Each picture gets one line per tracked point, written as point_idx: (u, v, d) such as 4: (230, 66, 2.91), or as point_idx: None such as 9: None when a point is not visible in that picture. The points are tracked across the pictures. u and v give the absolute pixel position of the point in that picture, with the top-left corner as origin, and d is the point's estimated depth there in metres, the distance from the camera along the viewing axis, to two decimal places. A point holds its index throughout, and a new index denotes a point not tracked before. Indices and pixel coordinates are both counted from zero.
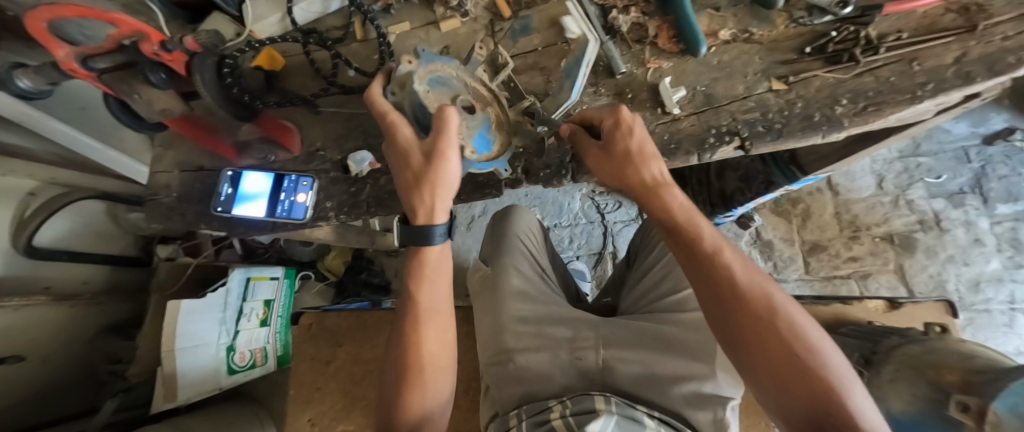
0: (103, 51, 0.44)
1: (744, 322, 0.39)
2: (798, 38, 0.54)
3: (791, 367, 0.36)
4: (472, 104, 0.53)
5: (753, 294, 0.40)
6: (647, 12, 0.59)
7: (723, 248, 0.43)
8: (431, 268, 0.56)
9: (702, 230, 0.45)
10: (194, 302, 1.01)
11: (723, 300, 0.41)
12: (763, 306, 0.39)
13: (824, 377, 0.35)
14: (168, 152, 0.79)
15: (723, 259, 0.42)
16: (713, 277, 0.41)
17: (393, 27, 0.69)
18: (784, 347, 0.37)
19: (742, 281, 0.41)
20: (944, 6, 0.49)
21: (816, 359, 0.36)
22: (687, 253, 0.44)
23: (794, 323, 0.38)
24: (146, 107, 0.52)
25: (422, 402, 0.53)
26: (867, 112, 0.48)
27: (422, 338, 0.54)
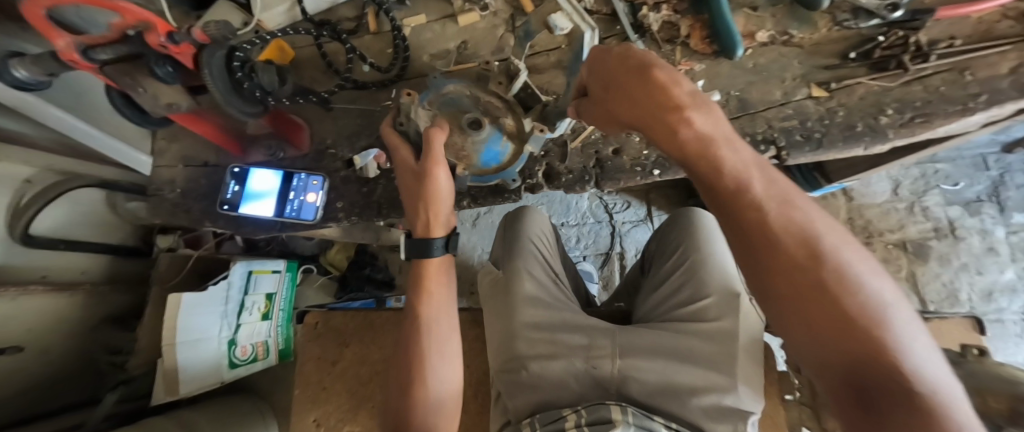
0: (106, 41, 0.41)
1: (776, 270, 0.31)
2: (843, 42, 0.51)
3: (835, 320, 0.29)
4: (480, 120, 0.50)
5: (792, 233, 0.31)
6: (678, 10, 0.55)
7: (757, 173, 0.34)
8: (432, 279, 0.56)
9: (732, 159, 0.34)
10: (195, 296, 0.99)
11: (754, 243, 0.32)
12: (806, 247, 0.31)
13: (877, 332, 0.28)
14: (172, 145, 0.76)
15: (757, 190, 0.33)
16: (738, 218, 0.33)
17: (408, 19, 0.65)
18: (827, 298, 0.30)
19: (780, 218, 0.32)
20: (1000, 13, 0.46)
21: (870, 311, 0.29)
22: (711, 185, 0.34)
23: (842, 266, 0.30)
24: (151, 102, 0.49)
25: (432, 415, 0.51)
26: (914, 123, 0.47)
27: (428, 349, 0.53)
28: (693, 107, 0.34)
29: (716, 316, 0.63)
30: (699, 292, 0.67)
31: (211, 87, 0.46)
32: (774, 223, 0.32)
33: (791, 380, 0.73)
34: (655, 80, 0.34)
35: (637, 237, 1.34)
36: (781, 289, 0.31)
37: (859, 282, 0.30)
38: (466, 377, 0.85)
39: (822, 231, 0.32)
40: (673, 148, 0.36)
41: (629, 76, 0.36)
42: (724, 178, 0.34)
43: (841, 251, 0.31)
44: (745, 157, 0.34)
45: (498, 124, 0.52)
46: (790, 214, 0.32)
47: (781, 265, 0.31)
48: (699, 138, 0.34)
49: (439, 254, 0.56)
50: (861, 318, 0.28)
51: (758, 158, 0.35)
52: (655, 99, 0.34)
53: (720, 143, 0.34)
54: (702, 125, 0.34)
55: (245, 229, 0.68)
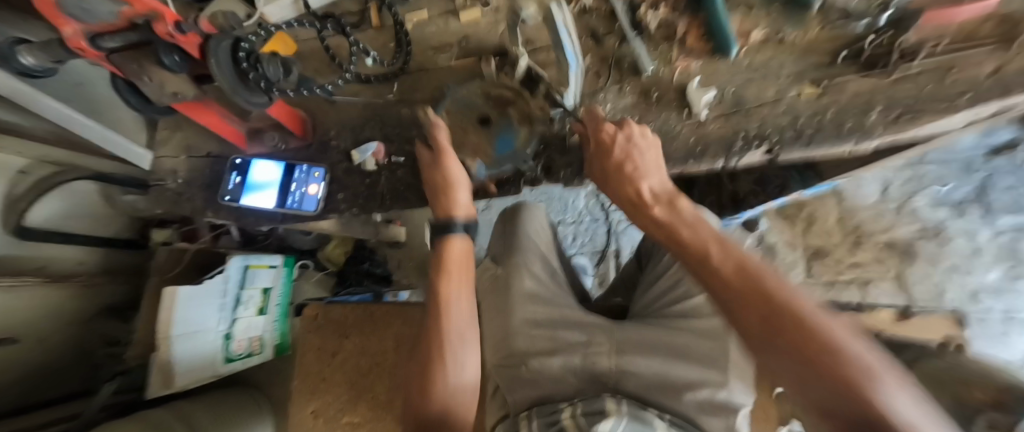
0: (115, 28, 0.42)
1: (742, 318, 0.33)
2: (834, 41, 0.53)
3: (802, 355, 0.29)
4: (489, 115, 0.60)
5: (744, 282, 0.35)
6: (677, 8, 0.57)
7: (711, 244, 0.40)
8: (452, 263, 0.55)
9: (699, 232, 0.41)
10: (190, 289, 0.99)
11: (718, 298, 0.36)
12: (758, 291, 0.33)
13: (839, 362, 0.27)
14: (175, 134, 0.77)
15: (710, 254, 0.39)
16: (702, 277, 0.38)
17: (409, 14, 0.66)
18: (786, 337, 0.30)
19: (732, 272, 0.36)
20: (987, 16, 0.47)
21: (828, 339, 0.29)
22: (681, 258, 0.41)
23: (799, 303, 0.31)
24: (156, 90, 0.50)
25: (458, 401, 0.49)
26: (902, 120, 0.48)
27: (451, 332, 0.52)
28: (656, 205, 0.46)
29: (711, 313, 0.65)
30: (695, 288, 0.68)
31: (217, 77, 0.47)
32: (727, 276, 0.36)
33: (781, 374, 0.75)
34: (630, 187, 0.48)
35: (634, 235, 1.36)
36: (750, 335, 0.33)
37: (817, 318, 0.30)
38: None
39: (773, 278, 0.34)
40: (653, 232, 0.45)
41: (611, 176, 0.51)
42: (685, 249, 0.41)
43: (795, 292, 0.33)
44: (701, 231, 0.41)
45: (508, 113, 0.60)
46: (739, 267, 0.36)
47: (739, 312, 0.34)
48: (661, 221, 0.45)
49: (460, 236, 0.56)
50: (819, 347, 0.28)
51: (713, 233, 0.41)
52: (631, 201, 0.48)
53: (678, 226, 0.43)
54: (660, 212, 0.45)
55: (246, 220, 0.69)
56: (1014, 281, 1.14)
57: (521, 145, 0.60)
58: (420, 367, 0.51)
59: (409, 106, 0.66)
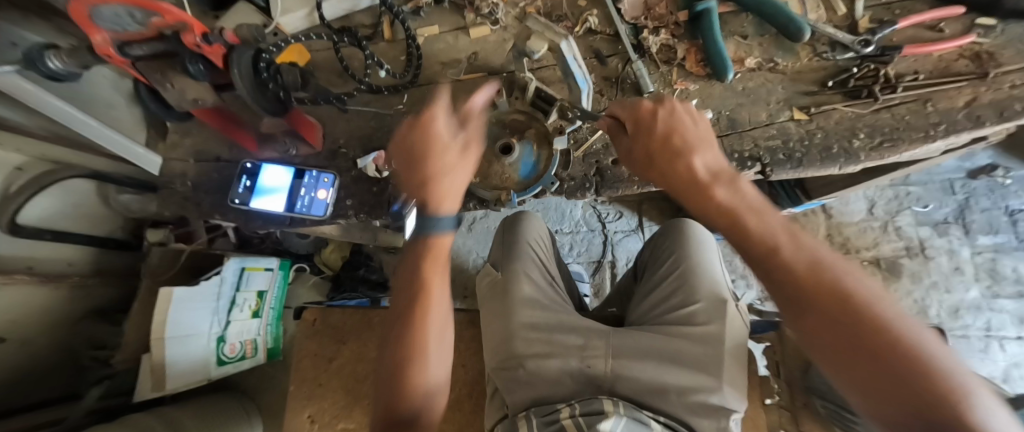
0: (144, 39, 0.44)
1: (823, 319, 0.34)
2: (822, 71, 0.56)
3: (888, 365, 0.30)
4: (509, 143, 0.60)
5: (826, 284, 0.35)
6: (677, 34, 0.61)
7: (780, 236, 0.39)
8: (435, 262, 0.52)
9: (768, 221, 0.40)
10: (186, 290, 0.97)
11: (791, 296, 0.36)
12: (840, 297, 0.34)
13: (934, 377, 0.28)
14: (184, 139, 0.78)
15: (786, 249, 0.38)
16: (776, 272, 0.37)
17: (422, 30, 0.69)
18: (869, 346, 0.31)
19: (811, 272, 0.36)
20: (958, 52, 0.52)
21: (917, 354, 0.30)
22: (748, 249, 0.40)
23: (880, 314, 0.32)
24: (177, 97, 0.52)
25: (424, 410, 0.49)
26: (883, 147, 0.51)
27: (421, 338, 0.50)
28: (718, 184, 0.44)
29: (706, 321, 0.68)
30: (690, 298, 0.71)
31: (238, 86, 0.48)
32: (805, 276, 0.36)
33: (771, 384, 0.77)
34: (684, 166, 0.45)
35: (629, 246, 1.38)
36: (827, 341, 0.33)
37: (898, 330, 0.31)
38: (463, 378, 0.87)
39: (851, 280, 0.35)
40: (712, 214, 0.43)
41: (658, 155, 0.47)
42: (753, 240, 0.40)
43: (875, 299, 0.33)
44: (771, 223, 0.40)
45: (526, 140, 0.61)
46: (816, 269, 0.36)
47: (818, 313, 0.34)
48: (724, 205, 0.42)
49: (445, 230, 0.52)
50: (912, 361, 0.29)
51: (784, 224, 0.40)
52: (688, 179, 0.45)
53: (741, 210, 0.42)
54: (725, 195, 0.43)
55: (253, 223, 0.71)
56: (992, 300, 1.19)
57: (542, 168, 0.61)
58: (386, 370, 0.50)
59: (417, 117, 0.68)
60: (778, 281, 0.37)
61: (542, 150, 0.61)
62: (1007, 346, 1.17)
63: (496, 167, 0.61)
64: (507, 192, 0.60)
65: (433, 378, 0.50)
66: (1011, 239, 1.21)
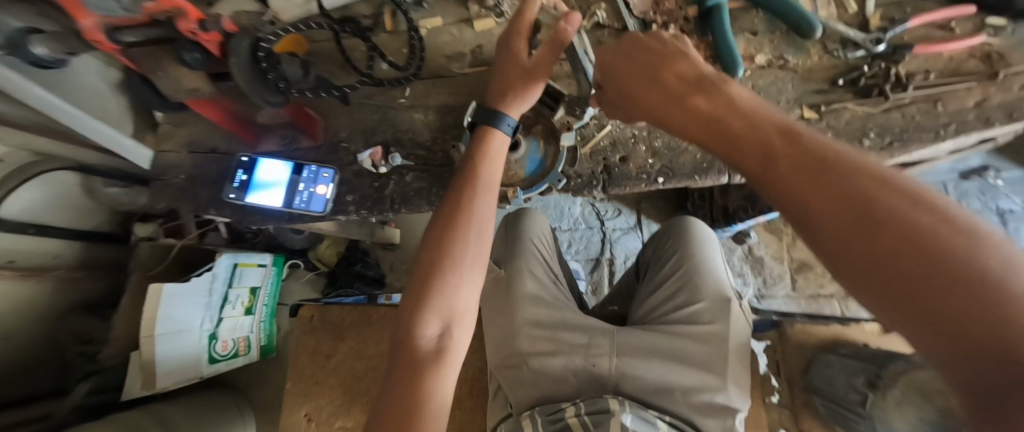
0: (135, 23, 0.42)
1: (824, 218, 0.28)
2: (832, 70, 0.55)
3: (907, 256, 0.23)
4: (518, 140, 0.60)
5: (825, 178, 0.29)
6: (686, 30, 0.59)
7: (770, 137, 0.33)
8: (473, 223, 0.54)
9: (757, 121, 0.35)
10: (177, 286, 0.95)
11: (786, 203, 0.30)
12: (843, 191, 0.27)
13: (968, 264, 0.21)
14: (178, 130, 0.76)
15: (778, 149, 0.32)
16: (768, 177, 0.32)
17: (424, 21, 0.67)
18: (882, 242, 0.25)
19: (806, 171, 0.30)
20: (968, 52, 0.52)
21: (944, 241, 0.23)
22: (738, 159, 0.35)
23: (901, 204, 0.25)
24: (172, 86, 0.50)
25: (443, 379, 0.46)
26: (893, 147, 0.51)
27: (450, 301, 0.50)
28: (700, 96, 0.39)
29: (710, 320, 0.68)
30: (694, 297, 0.71)
31: (237, 76, 0.47)
32: (799, 175, 0.30)
33: (772, 383, 0.77)
34: (670, 87, 0.41)
35: (628, 244, 1.38)
36: (833, 244, 0.27)
37: (923, 218, 0.24)
38: (463, 375, 0.86)
39: (862, 171, 0.28)
40: (695, 128, 0.38)
41: (647, 80, 0.43)
42: (740, 148, 0.34)
43: (897, 189, 0.26)
44: (762, 124, 0.34)
45: (533, 138, 0.62)
46: (814, 164, 0.30)
47: (819, 215, 0.28)
48: (709, 116, 0.37)
49: (503, 133, 0.57)
50: (938, 249, 0.22)
51: (781, 124, 0.34)
52: (666, 99, 0.41)
53: (727, 116, 0.36)
54: (710, 106, 0.38)
55: (250, 218, 0.69)
56: None
57: (549, 165, 0.62)
58: (399, 336, 0.49)
59: (422, 111, 0.67)
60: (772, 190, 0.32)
61: (549, 145, 0.62)
62: None
63: (506, 165, 0.62)
64: (514, 189, 0.62)
65: (455, 344, 0.49)
66: None
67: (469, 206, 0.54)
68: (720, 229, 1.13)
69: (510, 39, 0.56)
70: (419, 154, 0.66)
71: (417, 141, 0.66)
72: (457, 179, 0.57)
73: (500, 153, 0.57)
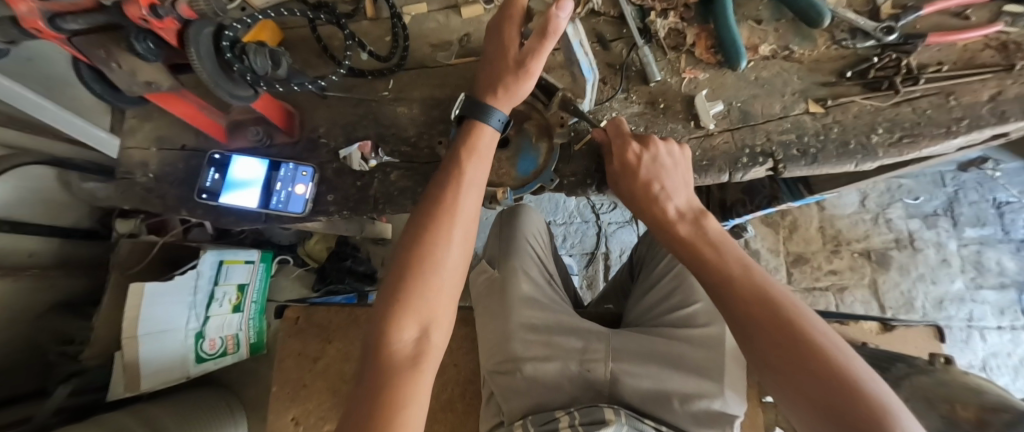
0: (79, 9, 0.37)
1: (742, 304, 0.36)
2: (840, 60, 0.52)
3: (791, 342, 0.32)
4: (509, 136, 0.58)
5: (749, 279, 0.38)
6: (686, 18, 0.56)
7: (719, 259, 0.41)
8: (453, 221, 0.50)
9: (710, 228, 0.45)
10: (160, 285, 0.90)
11: (718, 292, 0.39)
12: (770, 313, 0.34)
13: (855, 388, 0.28)
14: (145, 124, 0.71)
15: (735, 272, 0.39)
16: (710, 270, 0.41)
17: (407, 7, 0.63)
18: (802, 353, 0.31)
19: (740, 270, 0.39)
20: (984, 42, 0.49)
21: (811, 338, 0.32)
22: (704, 278, 0.41)
23: (813, 332, 0.32)
24: (126, 78, 0.45)
25: (419, 385, 0.43)
26: (902, 143, 0.49)
27: (427, 305, 0.47)
28: (682, 223, 0.46)
29: (706, 322, 0.66)
30: (689, 298, 0.69)
31: (198, 68, 0.43)
32: (749, 295, 0.36)
33: None
34: (658, 209, 0.48)
35: (623, 237, 1.35)
36: (763, 353, 0.33)
37: (829, 347, 0.31)
38: (454, 377, 0.84)
39: (791, 299, 0.36)
40: (676, 246, 0.45)
41: (641, 195, 0.49)
42: (703, 268, 0.42)
43: (812, 322, 0.33)
44: (727, 255, 0.41)
45: (525, 134, 0.59)
46: (759, 291, 0.36)
47: (748, 322, 0.35)
48: (681, 235, 0.45)
49: (492, 126, 0.53)
50: (826, 373, 0.29)
51: (740, 257, 0.41)
52: (655, 219, 0.48)
53: (702, 246, 0.43)
54: (686, 232, 0.45)
55: (225, 218, 0.66)
56: (975, 291, 1.16)
57: (541, 163, 0.59)
58: (374, 340, 0.45)
59: (406, 105, 0.63)
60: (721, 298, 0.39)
61: (542, 142, 0.59)
62: (988, 336, 1.14)
63: (496, 162, 0.59)
64: (503, 189, 0.58)
65: (433, 348, 0.46)
66: (997, 231, 1.18)
67: (450, 203, 0.51)
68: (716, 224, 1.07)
69: (501, 25, 0.53)
70: (404, 151, 0.62)
71: (402, 137, 0.62)
72: (440, 174, 0.54)
73: (488, 149, 0.53)
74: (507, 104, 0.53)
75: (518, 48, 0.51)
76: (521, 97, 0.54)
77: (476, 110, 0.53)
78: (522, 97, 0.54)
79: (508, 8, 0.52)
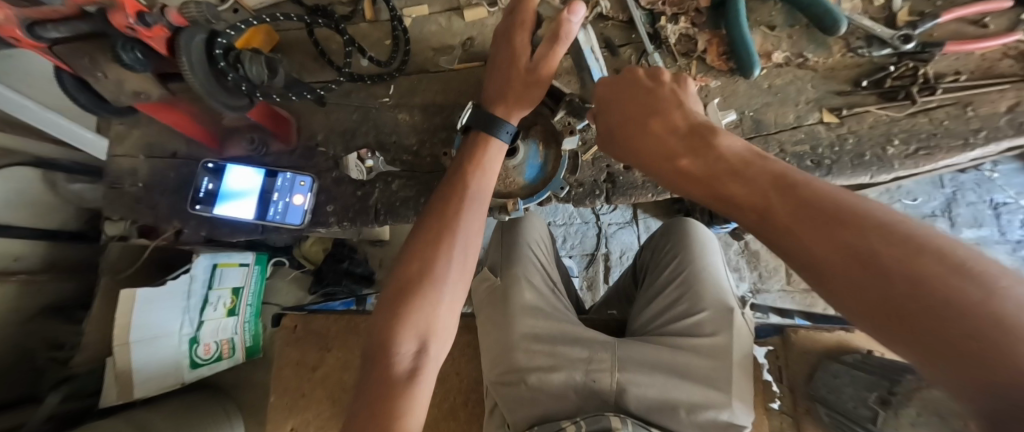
0: (61, 17, 0.35)
1: (797, 237, 0.27)
2: (855, 69, 0.51)
3: (880, 272, 0.22)
4: (515, 146, 0.55)
5: (793, 203, 0.28)
6: (697, 23, 0.53)
7: (740, 184, 0.32)
8: (455, 234, 0.49)
9: (725, 145, 0.35)
10: (152, 291, 0.87)
11: (766, 233, 0.30)
12: (837, 241, 0.25)
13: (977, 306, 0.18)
14: (134, 131, 0.68)
15: (766, 196, 0.30)
16: (736, 204, 0.32)
17: (408, 10, 0.61)
18: (901, 283, 0.21)
19: (782, 191, 0.30)
20: (1001, 51, 0.48)
21: (907, 258, 0.22)
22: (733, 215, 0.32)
23: (896, 244, 0.23)
24: (113, 88, 0.43)
25: (417, 401, 0.41)
26: (919, 155, 0.48)
27: (428, 317, 0.45)
28: (688, 149, 0.37)
29: (712, 331, 0.65)
30: (695, 307, 0.68)
31: (190, 78, 0.40)
32: (796, 224, 0.27)
33: (773, 388, 0.75)
34: (656, 139, 0.39)
35: (624, 238, 1.34)
36: (848, 295, 0.24)
37: (922, 254, 0.21)
38: (457, 386, 0.83)
39: (863, 210, 0.25)
40: (686, 186, 0.36)
41: (633, 137, 0.41)
42: (729, 201, 0.33)
43: (891, 229, 0.24)
44: (750, 175, 0.32)
45: (531, 142, 0.57)
46: (806, 214, 0.27)
47: (811, 263, 0.26)
48: (688, 167, 0.36)
49: (500, 135, 0.51)
50: (955, 301, 0.19)
51: (772, 171, 0.31)
52: (654, 152, 0.39)
53: (721, 176, 0.33)
54: (695, 163, 0.36)
55: (220, 229, 0.64)
56: None
57: (550, 170, 0.57)
58: (374, 351, 0.44)
59: (407, 112, 0.61)
60: (766, 236, 0.30)
61: (549, 149, 0.58)
62: None
63: (503, 171, 0.57)
64: (514, 200, 0.57)
65: (433, 363, 0.44)
66: (994, 232, 1.19)
67: (453, 218, 0.49)
68: (717, 225, 1.04)
69: (511, 30, 0.51)
70: (406, 159, 0.60)
71: (403, 145, 0.60)
72: (443, 185, 0.52)
73: (494, 162, 0.51)
74: (517, 115, 0.51)
75: (528, 56, 0.49)
76: (531, 107, 0.52)
77: (485, 120, 0.51)
78: (532, 107, 0.52)
79: (518, 14, 0.50)
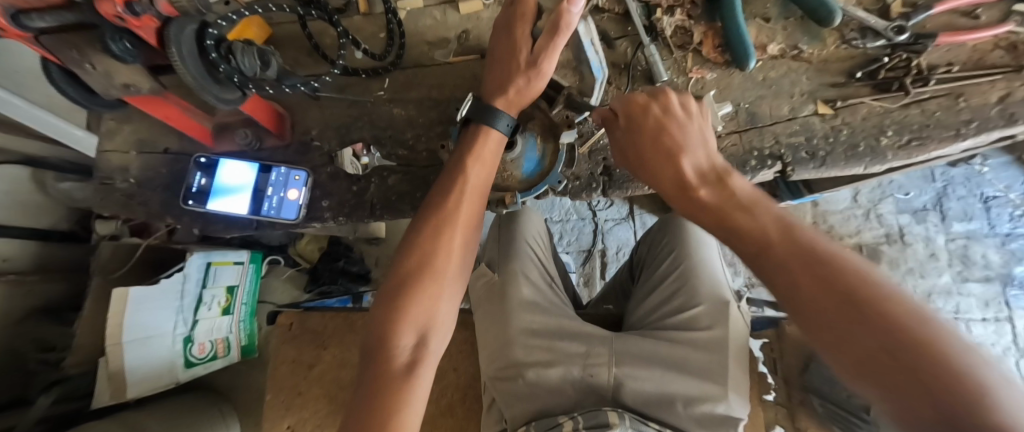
0: (46, 6, 0.34)
1: (800, 275, 0.32)
2: (849, 61, 0.51)
3: (856, 313, 0.28)
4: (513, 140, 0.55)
5: (795, 245, 0.34)
6: (693, 15, 0.54)
7: (749, 218, 0.37)
8: (455, 228, 0.49)
9: (739, 189, 0.40)
10: (145, 290, 0.86)
11: (768, 270, 0.34)
12: (835, 284, 0.30)
13: (931, 348, 0.24)
14: (124, 127, 0.67)
15: (777, 239, 0.35)
16: (746, 238, 0.36)
17: (402, 2, 0.60)
18: (876, 328, 0.27)
19: (785, 235, 0.35)
20: (993, 42, 0.48)
21: (882, 307, 0.27)
22: (736, 244, 0.37)
23: (914, 321, 0.26)
24: (102, 80, 0.42)
25: (417, 393, 0.41)
26: (911, 146, 0.49)
27: (428, 311, 0.45)
28: (706, 183, 0.42)
29: (710, 325, 0.65)
30: (692, 300, 0.68)
31: (181, 69, 0.40)
32: (798, 268, 0.32)
33: (769, 380, 0.75)
34: (675, 163, 0.43)
35: (620, 234, 1.35)
36: (832, 329, 0.29)
37: (891, 306, 0.27)
38: (455, 382, 0.83)
39: (851, 264, 0.31)
40: (699, 214, 0.41)
41: (652, 158, 0.45)
42: (739, 234, 0.37)
43: (866, 277, 0.30)
44: (757, 215, 0.37)
45: (530, 135, 0.57)
46: (829, 274, 0.30)
47: (804, 299, 0.31)
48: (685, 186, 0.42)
49: (499, 129, 0.51)
50: (915, 348, 0.25)
51: (776, 217, 0.37)
52: (675, 180, 0.43)
53: (734, 212, 0.38)
54: (713, 194, 0.40)
55: (214, 226, 0.63)
56: (962, 284, 1.19)
57: (547, 163, 0.56)
58: (371, 346, 0.44)
59: (402, 106, 0.60)
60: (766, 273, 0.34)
61: (547, 142, 0.57)
62: (974, 328, 1.17)
63: (501, 165, 0.57)
64: (511, 194, 0.57)
65: (432, 355, 0.44)
66: (983, 226, 1.20)
67: (452, 213, 0.49)
68: None
69: (511, 22, 0.50)
70: (401, 154, 0.60)
71: (399, 140, 0.60)
72: (441, 179, 0.52)
73: (493, 156, 0.51)
74: (517, 108, 0.51)
75: (529, 47, 0.49)
76: (530, 100, 0.52)
77: (485, 112, 0.50)
78: (531, 100, 0.52)
79: (518, 5, 0.50)
